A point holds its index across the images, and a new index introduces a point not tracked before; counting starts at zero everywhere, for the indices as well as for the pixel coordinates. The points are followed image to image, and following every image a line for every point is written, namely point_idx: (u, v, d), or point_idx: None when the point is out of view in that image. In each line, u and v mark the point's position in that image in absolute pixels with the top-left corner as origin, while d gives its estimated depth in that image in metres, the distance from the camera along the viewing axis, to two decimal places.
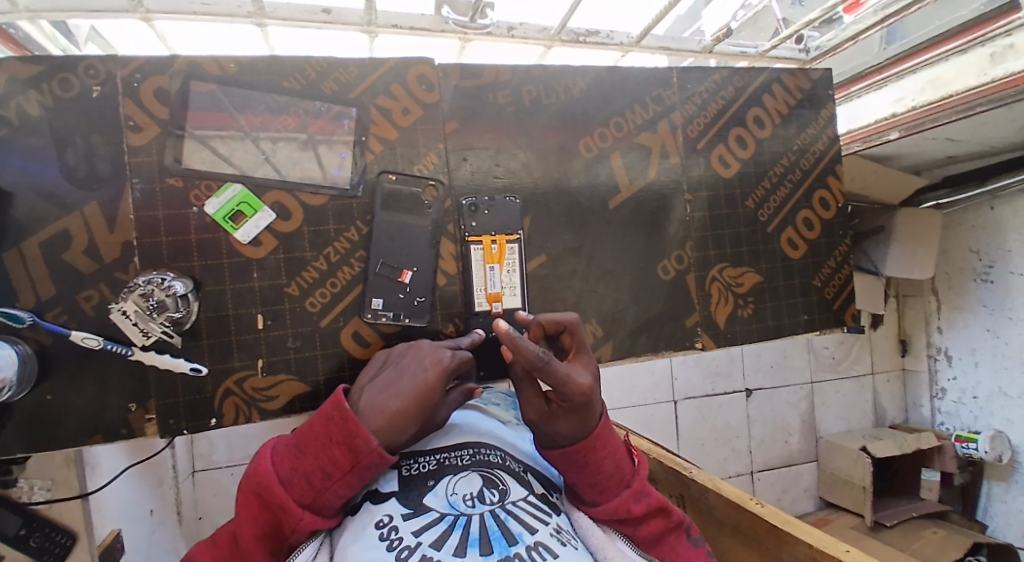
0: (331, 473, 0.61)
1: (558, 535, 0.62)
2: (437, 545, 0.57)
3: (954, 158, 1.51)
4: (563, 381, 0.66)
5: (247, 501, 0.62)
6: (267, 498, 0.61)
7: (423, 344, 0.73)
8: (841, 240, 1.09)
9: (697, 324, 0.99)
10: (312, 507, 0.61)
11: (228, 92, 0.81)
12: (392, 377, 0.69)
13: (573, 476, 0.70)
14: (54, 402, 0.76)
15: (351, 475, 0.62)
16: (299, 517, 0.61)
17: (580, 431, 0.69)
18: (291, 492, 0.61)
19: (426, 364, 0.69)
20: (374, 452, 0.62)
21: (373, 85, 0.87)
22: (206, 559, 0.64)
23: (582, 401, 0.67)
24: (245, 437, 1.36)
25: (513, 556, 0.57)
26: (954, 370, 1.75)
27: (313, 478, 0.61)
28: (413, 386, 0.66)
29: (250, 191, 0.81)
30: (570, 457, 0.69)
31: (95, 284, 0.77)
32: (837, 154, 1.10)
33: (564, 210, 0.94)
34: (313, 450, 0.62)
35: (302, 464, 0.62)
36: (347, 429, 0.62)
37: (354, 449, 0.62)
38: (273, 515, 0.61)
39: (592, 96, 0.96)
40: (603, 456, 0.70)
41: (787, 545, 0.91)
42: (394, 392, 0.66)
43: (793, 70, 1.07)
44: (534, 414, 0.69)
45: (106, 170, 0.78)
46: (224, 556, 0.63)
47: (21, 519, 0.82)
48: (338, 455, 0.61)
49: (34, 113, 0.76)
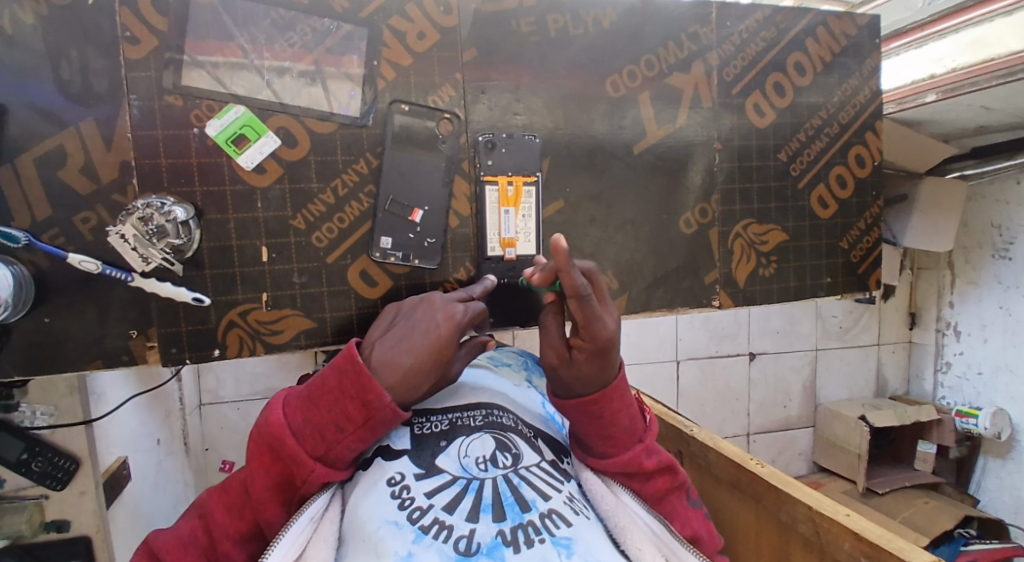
0: (344, 426, 0.60)
1: (570, 504, 0.61)
2: (450, 508, 0.56)
3: (983, 129, 1.44)
4: (590, 323, 0.65)
5: (258, 451, 0.60)
6: (278, 449, 0.59)
7: (434, 297, 0.70)
8: (873, 201, 1.04)
9: (715, 281, 0.96)
10: (323, 460, 0.60)
11: (229, 4, 0.75)
12: (402, 329, 0.66)
13: (585, 427, 0.69)
14: (53, 325, 0.74)
15: (364, 429, 0.61)
16: (312, 469, 0.59)
17: (597, 379, 0.68)
18: (302, 445, 0.59)
19: (437, 318, 0.66)
20: (387, 409, 0.61)
21: (387, 5, 0.80)
22: (217, 505, 0.62)
23: (605, 345, 0.66)
24: (253, 375, 1.35)
25: (527, 523, 0.56)
26: (961, 345, 1.72)
27: (324, 432, 0.60)
28: (427, 341, 0.64)
29: (254, 114, 0.77)
30: (585, 406, 0.68)
31: (92, 206, 0.73)
32: (877, 109, 1.03)
33: (585, 153, 0.89)
34: (325, 403, 0.60)
35: (314, 416, 0.60)
36: (360, 385, 0.60)
37: (367, 405, 0.60)
38: (284, 466, 0.59)
39: (623, 29, 0.89)
40: (619, 409, 0.69)
41: (784, 505, 0.91)
42: (406, 346, 0.64)
43: (840, 13, 1.00)
44: (553, 355, 0.68)
45: (102, 87, 0.73)
46: (235, 503, 0.62)
47: (23, 444, 0.82)
48: (352, 409, 0.60)
49: (27, 21, 0.70)
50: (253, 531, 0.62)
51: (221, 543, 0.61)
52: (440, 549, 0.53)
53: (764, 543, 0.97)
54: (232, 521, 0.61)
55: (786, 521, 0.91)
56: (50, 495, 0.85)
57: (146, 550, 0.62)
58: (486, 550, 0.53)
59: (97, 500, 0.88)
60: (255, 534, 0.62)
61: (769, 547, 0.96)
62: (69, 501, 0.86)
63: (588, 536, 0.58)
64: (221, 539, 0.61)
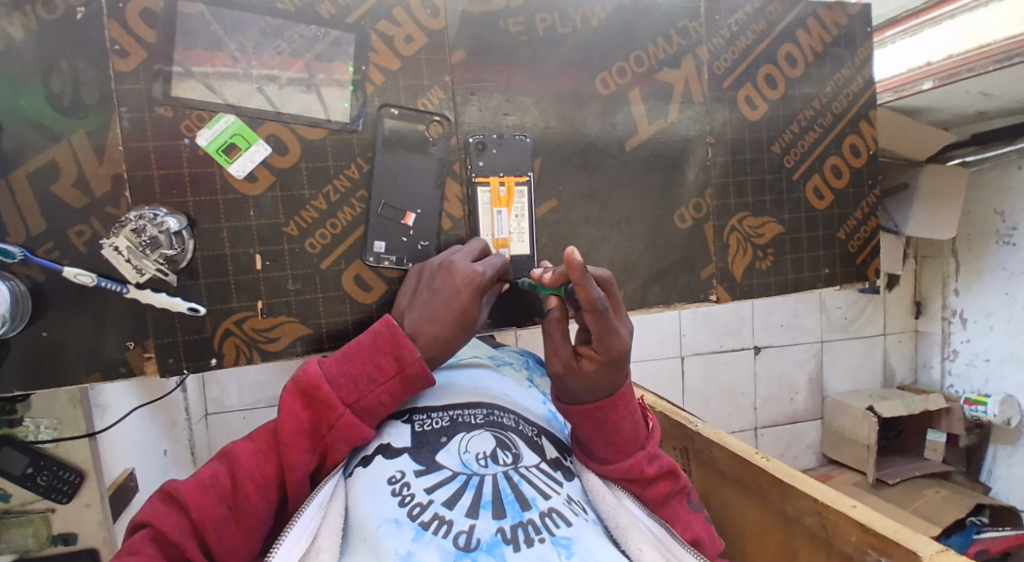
0: (376, 377, 0.63)
1: (570, 504, 0.61)
2: (450, 504, 0.56)
3: (984, 115, 1.42)
4: (608, 334, 0.63)
5: (291, 398, 0.62)
6: (312, 396, 0.61)
7: (454, 261, 0.73)
8: (870, 190, 1.03)
9: (712, 275, 0.95)
10: (352, 409, 0.62)
11: (218, 14, 0.75)
12: (426, 296, 0.70)
13: (589, 432, 0.69)
14: (51, 339, 0.74)
15: (395, 382, 0.64)
16: (341, 415, 0.61)
17: (606, 387, 0.67)
18: (337, 391, 0.61)
19: (455, 285, 0.69)
20: (418, 363, 0.64)
21: (375, 9, 0.81)
22: (240, 452, 0.61)
23: (618, 357, 0.65)
24: (257, 382, 1.36)
25: (527, 521, 0.56)
26: (967, 333, 1.71)
27: (359, 382, 0.63)
28: (451, 307, 0.68)
29: (245, 122, 0.77)
30: (589, 412, 0.68)
31: (86, 218, 0.74)
32: (871, 99, 1.03)
33: (577, 152, 0.89)
34: (360, 357, 0.64)
35: (349, 368, 0.63)
36: (394, 341, 0.64)
37: (400, 358, 0.64)
38: (316, 413, 0.61)
39: (612, 27, 0.89)
40: (623, 415, 0.69)
41: (789, 499, 0.90)
42: (432, 313, 0.68)
43: (830, 3, 0.99)
44: (559, 364, 0.67)
45: (92, 98, 0.73)
46: (262, 449, 0.61)
47: (28, 459, 0.82)
48: (385, 362, 0.63)
49: (17, 37, 0.71)
50: (277, 480, 0.61)
51: (245, 486, 0.59)
52: (440, 545, 0.52)
53: (770, 538, 0.96)
54: (258, 464, 0.60)
55: (792, 515, 0.90)
56: (56, 508, 0.86)
57: (164, 495, 0.59)
58: (486, 547, 0.53)
59: (101, 512, 0.88)
60: (278, 485, 0.61)
61: (775, 543, 0.95)
62: (74, 513, 0.86)
63: (588, 536, 0.58)
64: (246, 480, 0.59)
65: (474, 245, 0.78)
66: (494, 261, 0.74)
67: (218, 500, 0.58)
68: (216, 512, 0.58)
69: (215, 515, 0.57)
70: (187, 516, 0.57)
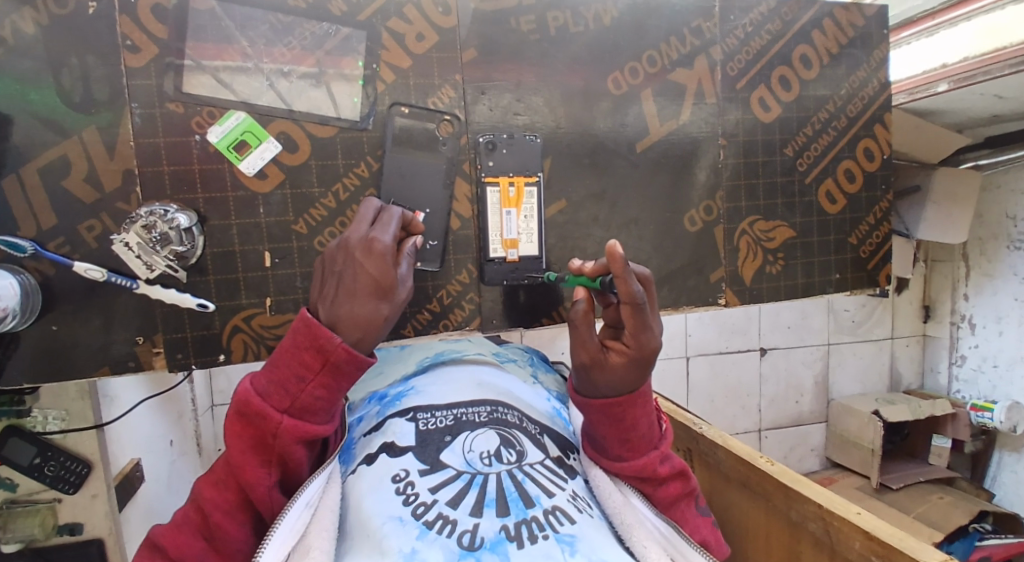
0: (304, 375, 0.58)
1: (574, 502, 0.61)
2: (454, 503, 0.56)
3: (998, 118, 1.41)
4: (642, 330, 0.63)
5: (231, 420, 0.59)
6: (247, 413, 0.58)
7: (349, 236, 0.62)
8: (882, 195, 1.02)
9: (721, 279, 0.95)
10: (291, 413, 0.58)
11: (229, 9, 0.75)
12: (330, 279, 0.61)
13: (604, 428, 0.68)
14: (60, 333, 0.75)
15: (325, 375, 0.58)
16: (280, 422, 0.58)
17: (629, 383, 0.67)
18: (268, 401, 0.58)
19: (359, 259, 0.60)
20: (341, 350, 0.58)
21: (385, 6, 0.80)
22: (204, 484, 0.61)
23: (647, 355, 0.65)
24: None
25: (531, 519, 0.55)
26: (976, 338, 1.69)
27: (288, 385, 0.58)
28: (363, 282, 0.59)
29: (255, 119, 0.77)
30: (609, 408, 0.67)
31: (96, 214, 0.74)
32: (886, 101, 1.01)
33: (587, 152, 0.88)
34: (284, 358, 0.58)
35: (275, 375, 0.58)
36: (311, 332, 0.58)
37: (321, 349, 0.57)
38: (254, 427, 0.58)
39: (624, 25, 0.88)
40: (641, 414, 0.69)
41: (793, 505, 0.89)
42: (348, 296, 0.59)
43: (847, 4, 0.98)
44: (586, 355, 0.66)
45: (103, 94, 0.73)
46: (221, 479, 0.60)
47: (36, 449, 0.83)
48: (307, 358, 0.58)
49: (28, 31, 0.71)
50: (245, 500, 0.60)
51: (213, 517, 0.59)
52: (444, 545, 0.52)
53: (773, 543, 0.96)
54: (218, 493, 0.60)
55: (796, 519, 0.89)
56: (63, 498, 0.86)
57: (148, 542, 0.61)
58: (489, 545, 0.52)
59: (109, 503, 0.88)
60: (248, 503, 0.61)
61: (778, 547, 0.95)
62: (82, 504, 0.87)
63: (592, 533, 0.57)
64: (211, 511, 0.59)
65: (366, 206, 0.68)
66: (390, 221, 0.66)
67: (193, 535, 0.59)
68: (194, 547, 0.59)
69: (194, 550, 0.59)
70: (167, 558, 0.58)
